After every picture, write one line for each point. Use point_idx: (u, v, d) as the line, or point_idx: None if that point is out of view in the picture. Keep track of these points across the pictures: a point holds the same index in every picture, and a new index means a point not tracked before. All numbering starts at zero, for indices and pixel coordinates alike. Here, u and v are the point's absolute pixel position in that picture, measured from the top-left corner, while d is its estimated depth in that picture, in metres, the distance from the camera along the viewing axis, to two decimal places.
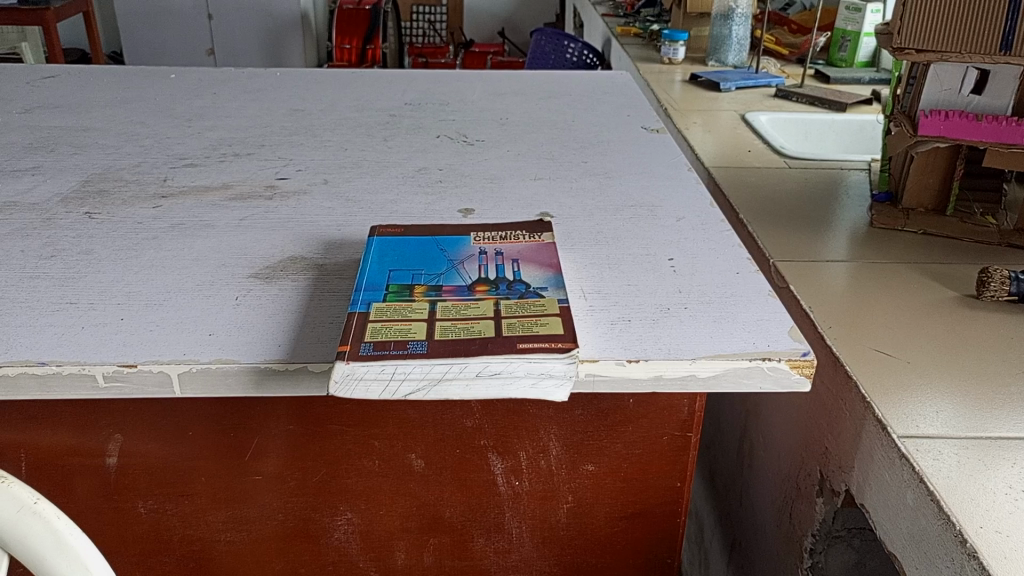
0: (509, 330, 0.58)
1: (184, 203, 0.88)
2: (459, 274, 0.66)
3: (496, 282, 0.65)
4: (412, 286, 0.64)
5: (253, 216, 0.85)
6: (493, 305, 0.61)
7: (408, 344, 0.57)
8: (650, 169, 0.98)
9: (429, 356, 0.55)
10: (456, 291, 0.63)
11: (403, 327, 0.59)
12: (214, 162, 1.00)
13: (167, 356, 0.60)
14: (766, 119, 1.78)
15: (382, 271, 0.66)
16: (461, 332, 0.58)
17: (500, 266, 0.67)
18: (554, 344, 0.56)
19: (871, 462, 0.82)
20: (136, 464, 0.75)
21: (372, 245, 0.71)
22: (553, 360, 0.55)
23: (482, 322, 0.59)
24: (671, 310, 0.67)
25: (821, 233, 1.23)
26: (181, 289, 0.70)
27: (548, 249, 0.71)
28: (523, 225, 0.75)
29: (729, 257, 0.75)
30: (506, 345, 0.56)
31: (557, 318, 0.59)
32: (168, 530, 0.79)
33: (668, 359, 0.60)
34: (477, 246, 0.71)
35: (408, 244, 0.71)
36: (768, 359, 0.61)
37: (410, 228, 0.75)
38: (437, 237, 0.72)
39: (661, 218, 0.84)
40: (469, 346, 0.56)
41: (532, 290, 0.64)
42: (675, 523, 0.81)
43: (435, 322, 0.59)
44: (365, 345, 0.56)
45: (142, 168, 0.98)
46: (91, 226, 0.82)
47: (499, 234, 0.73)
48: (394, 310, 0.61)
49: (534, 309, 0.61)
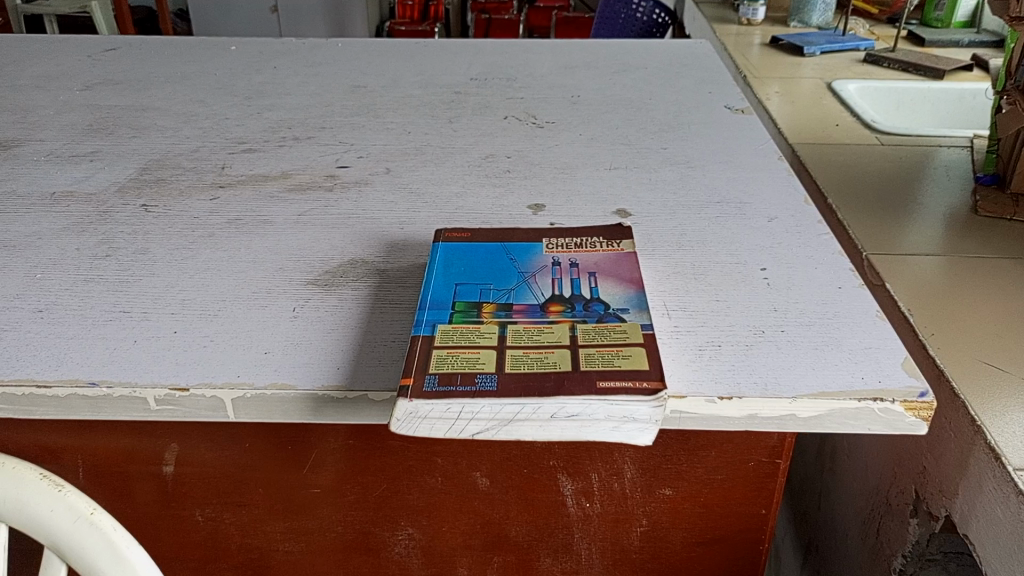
0: (588, 363, 0.52)
1: (241, 195, 0.84)
2: (530, 290, 0.60)
3: (572, 302, 0.59)
4: (479, 306, 0.59)
5: (311, 210, 0.81)
6: (569, 330, 0.56)
7: (476, 379, 0.51)
8: (736, 157, 0.90)
9: (500, 393, 0.50)
10: (528, 313, 0.58)
11: (471, 357, 0.53)
12: (273, 147, 0.96)
13: (219, 379, 0.56)
14: (855, 88, 1.65)
15: (447, 286, 0.61)
16: (534, 365, 0.52)
17: (576, 281, 0.61)
18: (639, 383, 0.50)
19: (980, 493, 0.74)
20: (193, 472, 0.72)
21: (436, 252, 0.66)
22: (638, 403, 0.49)
23: (557, 352, 0.54)
24: (766, 335, 0.60)
25: (920, 222, 1.13)
26: (237, 296, 0.66)
27: (628, 259, 0.64)
28: (600, 229, 0.69)
29: (830, 268, 0.68)
30: (583, 383, 0.50)
31: (641, 350, 0.53)
32: (226, 537, 0.77)
33: (765, 398, 0.54)
34: (550, 255, 0.65)
35: (475, 254, 0.66)
36: (881, 399, 0.53)
37: (477, 233, 0.69)
38: (507, 244, 0.67)
39: (750, 217, 0.77)
40: (542, 383, 0.51)
41: (611, 312, 0.58)
42: (757, 550, 0.75)
43: (505, 353, 0.54)
44: (428, 378, 0.51)
45: (199, 153, 0.95)
46: (147, 221, 0.79)
47: (573, 241, 0.67)
48: (460, 335, 0.55)
49: (614, 337, 0.55)
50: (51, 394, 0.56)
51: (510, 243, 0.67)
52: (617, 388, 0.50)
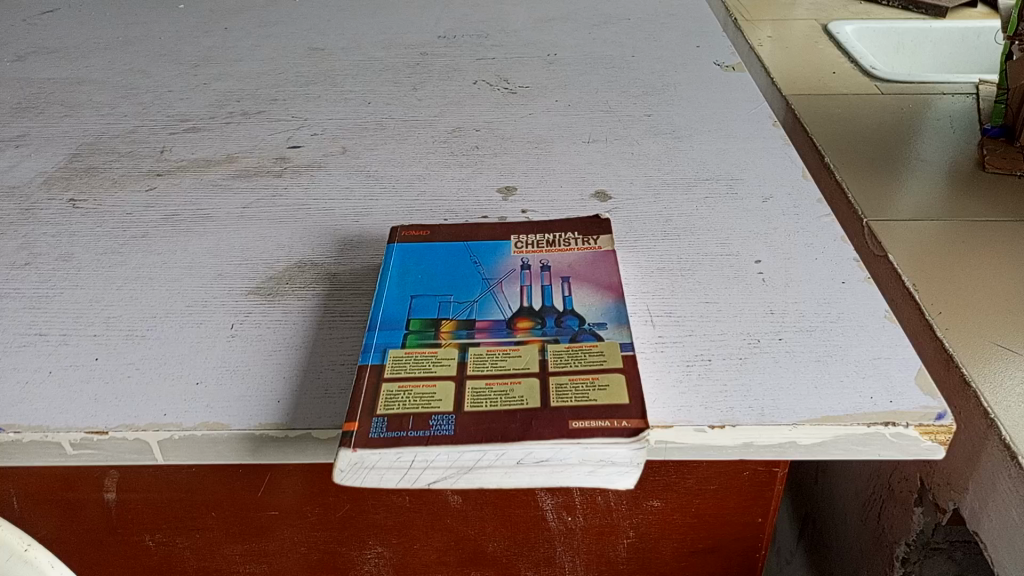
0: (559, 397, 0.46)
1: (180, 184, 0.76)
2: (495, 303, 0.53)
3: (542, 317, 0.52)
4: (436, 326, 0.52)
5: (258, 201, 0.73)
6: (538, 352, 0.49)
7: (431, 421, 0.45)
8: (726, 125, 0.82)
9: (458, 439, 0.44)
10: (492, 333, 0.51)
11: (425, 392, 0.47)
12: (219, 125, 0.87)
13: (143, 420, 0.50)
14: (852, 30, 1.55)
15: (401, 300, 0.54)
16: (497, 400, 0.46)
17: (547, 289, 0.54)
18: (617, 423, 0.44)
19: (992, 490, 0.69)
20: (139, 498, 0.66)
21: (391, 257, 0.59)
22: (616, 446, 0.43)
23: (525, 382, 0.47)
24: (762, 345, 0.53)
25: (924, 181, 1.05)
26: (170, 312, 0.59)
27: (606, 260, 0.57)
28: (575, 223, 0.62)
29: (831, 259, 0.61)
30: (553, 425, 0.44)
31: (619, 378, 0.47)
32: (182, 560, 0.71)
33: (761, 426, 0.47)
34: (518, 258, 0.58)
35: (434, 257, 0.58)
36: (893, 424, 0.47)
37: (438, 231, 0.62)
38: (470, 245, 0.60)
39: (743, 197, 0.69)
40: (506, 425, 0.44)
41: (587, 328, 0.51)
42: (753, 558, 0.70)
43: (465, 385, 0.47)
44: (375, 422, 0.45)
45: (137, 134, 0.86)
46: (74, 219, 0.71)
47: (545, 239, 0.60)
48: (414, 363, 0.49)
49: (589, 361, 0.48)
50: None
51: (474, 243, 0.60)
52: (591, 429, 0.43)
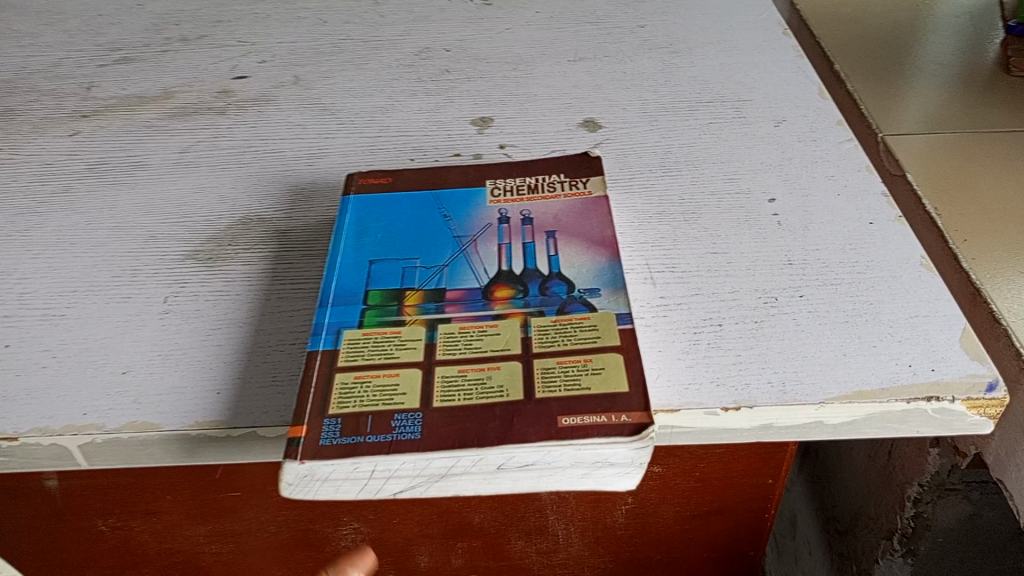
0: (545, 387, 0.38)
1: (108, 127, 0.66)
2: (468, 268, 0.46)
3: (524, 284, 0.44)
4: (399, 299, 0.44)
5: (197, 144, 0.64)
6: (520, 329, 0.42)
7: (393, 422, 0.38)
8: (729, 35, 0.72)
9: (425, 444, 0.37)
10: (465, 306, 0.43)
11: (387, 384, 0.39)
12: (154, 53, 0.77)
13: (58, 423, 0.42)
14: None
15: (358, 267, 0.46)
16: (471, 392, 0.39)
17: (529, 249, 0.46)
18: (614, 417, 0.37)
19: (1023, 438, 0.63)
20: (83, 485, 0.59)
21: (345, 213, 0.50)
22: (613, 446, 0.36)
23: (505, 368, 0.40)
24: (780, 305, 0.45)
25: (943, 83, 0.94)
26: (94, 284, 0.51)
27: (597, 208, 0.49)
28: (560, 164, 0.53)
29: (855, 195, 0.53)
30: (538, 422, 0.37)
31: (616, 359, 0.39)
32: (141, 544, 0.65)
33: (783, 406, 0.40)
34: (494, 210, 0.50)
35: (395, 212, 0.50)
36: (937, 399, 0.40)
37: (400, 179, 0.53)
38: (437, 195, 0.52)
39: (752, 121, 0.60)
40: (483, 424, 0.37)
41: (576, 294, 0.43)
42: (762, 518, 0.65)
43: (434, 374, 0.40)
44: (327, 423, 0.38)
45: (61, 68, 0.76)
46: None
47: (527, 184, 0.52)
48: (374, 348, 0.41)
49: (581, 339, 0.41)
50: None
51: (442, 192, 0.52)
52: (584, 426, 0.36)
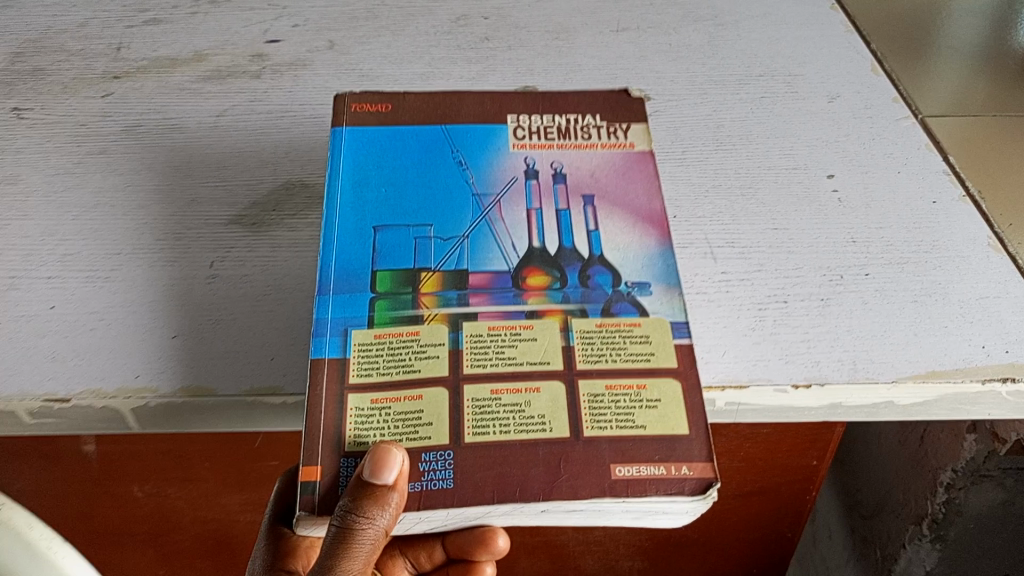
0: (593, 425, 0.37)
1: (142, 88, 0.65)
2: (493, 240, 0.45)
3: (560, 270, 0.43)
4: (412, 286, 0.42)
5: (234, 107, 0.62)
6: (561, 334, 0.40)
7: (421, 466, 0.36)
8: (776, 8, 0.70)
9: (467, 489, 0.35)
10: (491, 298, 0.42)
11: (410, 409, 0.38)
12: (183, 15, 0.75)
13: (110, 385, 0.42)
14: None
15: (360, 235, 0.44)
16: (509, 425, 0.37)
17: (565, 229, 0.45)
18: (670, 470, 0.36)
19: None
20: (119, 451, 0.59)
21: (334, 166, 0.47)
22: (670, 498, 0.35)
23: (545, 391, 0.38)
24: (847, 282, 0.44)
25: (984, 67, 0.91)
26: (136, 247, 0.50)
27: (637, 169, 0.48)
28: (595, 101, 0.51)
29: (917, 172, 0.52)
30: (590, 471, 0.36)
31: (669, 391, 0.38)
32: (174, 511, 0.66)
33: (854, 385, 0.39)
34: (518, 158, 0.49)
35: (390, 163, 0.48)
36: (1015, 381, 0.39)
37: (400, 111, 0.50)
38: (430, 140, 0.49)
39: (805, 95, 0.59)
40: (526, 471, 0.36)
41: (624, 289, 0.42)
42: (803, 499, 0.64)
43: (463, 398, 0.38)
44: (343, 465, 0.36)
45: (88, 28, 0.74)
46: (18, 133, 0.60)
47: (557, 125, 0.50)
48: (389, 358, 0.39)
49: (632, 357, 0.39)
50: None
51: (434, 136, 0.50)
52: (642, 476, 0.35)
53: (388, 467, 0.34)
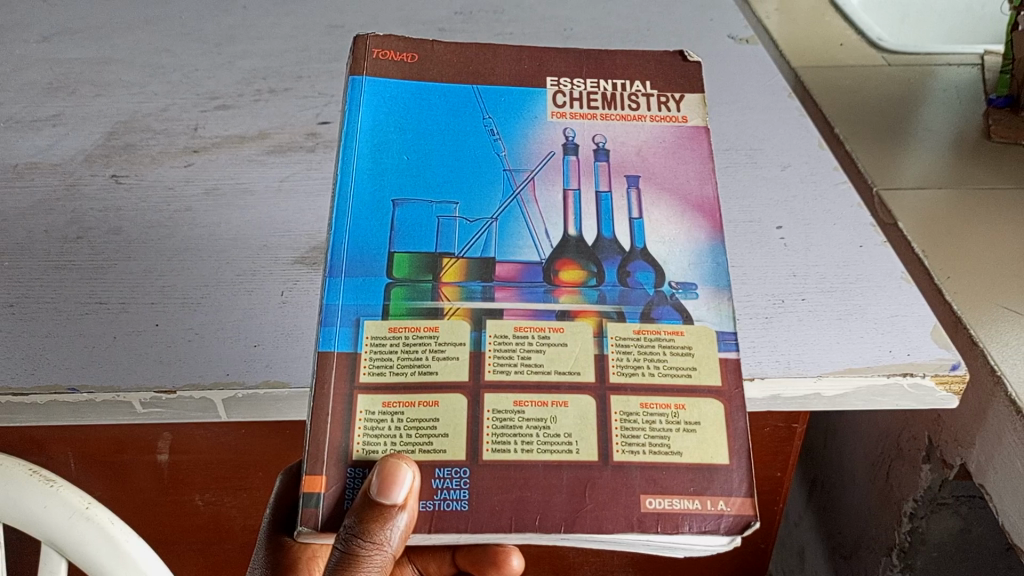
0: (625, 450, 0.43)
1: (217, 160, 0.79)
2: (523, 222, 0.52)
3: (596, 265, 0.49)
4: (431, 275, 0.48)
5: (294, 175, 0.75)
6: (594, 340, 0.46)
7: (433, 485, 0.42)
8: (743, 96, 0.84)
9: (493, 509, 0.41)
10: (518, 292, 0.48)
11: (427, 416, 0.43)
12: (248, 102, 0.90)
13: (208, 379, 0.54)
14: (857, 1, 1.35)
15: (380, 207, 0.50)
16: (533, 443, 0.43)
17: (607, 221, 0.52)
18: (704, 505, 0.41)
19: (999, 444, 0.72)
20: (187, 459, 0.70)
21: (350, 131, 0.52)
22: (697, 536, 0.41)
23: (573, 405, 0.44)
24: (786, 304, 0.56)
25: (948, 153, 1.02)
26: (221, 280, 0.62)
27: (684, 149, 0.55)
28: (644, 69, 0.58)
29: (849, 224, 0.64)
30: (621, 500, 0.42)
31: (711, 421, 0.43)
32: (228, 520, 0.76)
33: (788, 378, 0.51)
34: (557, 129, 0.56)
35: (408, 129, 0.54)
36: (912, 375, 0.51)
37: (423, 65, 0.56)
38: (450, 104, 0.55)
39: (762, 165, 0.72)
40: (551, 497, 0.42)
41: (668, 292, 0.48)
42: (772, 511, 0.74)
43: (482, 409, 0.43)
44: (349, 475, 0.42)
45: (170, 112, 0.88)
46: (119, 194, 0.74)
47: (602, 90, 0.56)
48: (404, 357, 0.45)
49: (674, 373, 0.45)
50: (30, 402, 0.54)
51: (454, 99, 0.56)
52: (676, 514, 0.41)
53: (395, 485, 0.39)
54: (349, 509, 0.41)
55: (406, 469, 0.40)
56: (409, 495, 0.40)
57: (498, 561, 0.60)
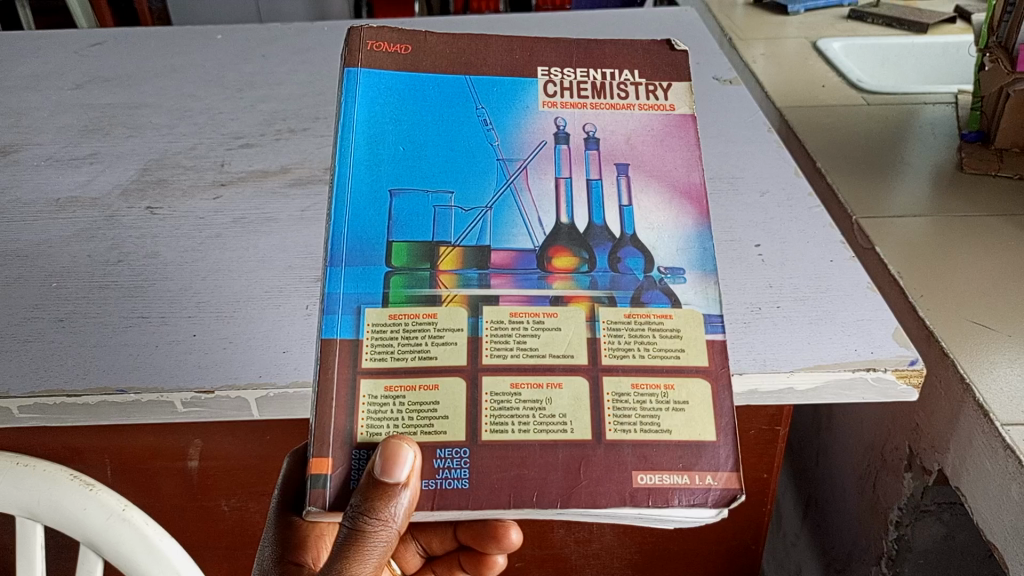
0: (618, 428, 0.44)
1: (244, 192, 0.85)
2: (517, 212, 0.49)
3: (588, 251, 0.48)
4: (429, 262, 0.47)
5: (314, 205, 0.82)
6: (587, 324, 0.46)
7: (436, 464, 0.43)
8: (726, 131, 0.91)
9: (491, 488, 0.42)
10: (513, 280, 0.47)
11: (428, 400, 0.44)
12: (270, 141, 0.97)
13: (242, 380, 0.60)
14: (838, 47, 1.43)
15: (376, 198, 0.48)
16: (530, 422, 0.44)
17: (598, 209, 0.50)
18: (692, 479, 0.43)
19: (970, 447, 0.76)
20: (217, 465, 0.76)
21: (346, 121, 0.49)
22: (688, 509, 0.43)
23: (568, 387, 0.45)
24: (763, 312, 0.62)
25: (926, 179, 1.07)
26: (251, 296, 0.69)
27: (672, 136, 0.52)
28: (633, 55, 0.54)
29: (821, 242, 0.70)
30: (614, 475, 0.43)
31: (699, 400, 0.44)
32: (252, 525, 0.81)
33: (764, 373, 0.57)
34: (548, 118, 0.52)
35: (404, 119, 0.50)
36: (874, 369, 0.57)
37: (416, 56, 0.52)
38: (445, 95, 0.51)
39: (742, 192, 0.79)
40: (547, 475, 0.43)
41: (657, 277, 0.48)
42: (761, 512, 0.81)
43: (480, 391, 0.44)
44: (355, 457, 0.43)
45: (198, 150, 0.96)
46: (154, 223, 0.81)
47: (591, 80, 0.53)
48: (404, 342, 0.45)
49: (664, 352, 0.45)
50: (81, 402, 0.60)
51: (449, 90, 0.51)
52: (666, 488, 0.43)
53: (399, 465, 0.40)
54: (355, 487, 0.42)
55: (409, 448, 0.41)
56: (412, 474, 0.41)
57: (496, 535, 0.61)
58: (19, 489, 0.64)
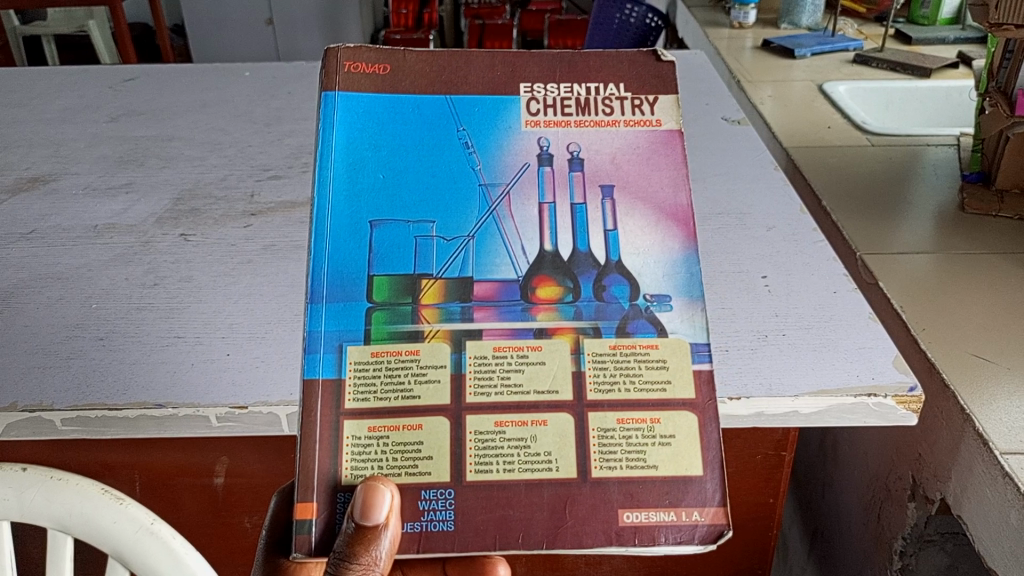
0: (603, 467, 0.46)
1: (273, 221, 0.90)
2: (500, 240, 0.49)
3: (573, 280, 0.49)
4: (411, 297, 0.48)
5: None
6: (573, 358, 0.47)
7: (421, 506, 0.45)
8: (735, 169, 0.95)
9: (475, 529, 0.44)
10: (497, 312, 0.48)
11: (410, 440, 0.46)
12: (296, 174, 1.02)
13: (274, 397, 0.63)
14: (844, 89, 1.48)
15: (357, 229, 0.48)
16: (516, 461, 0.46)
17: (582, 235, 0.50)
18: (679, 516, 0.45)
19: (971, 475, 0.78)
20: (242, 482, 0.79)
21: (323, 149, 0.50)
22: (676, 545, 0.45)
23: (553, 424, 0.46)
24: (769, 339, 0.65)
25: (929, 217, 1.10)
26: (280, 319, 0.72)
27: (660, 154, 0.52)
28: (619, 66, 0.54)
29: (824, 275, 0.73)
30: (599, 515, 0.45)
31: (683, 438, 0.46)
32: None
33: (770, 397, 0.60)
34: (531, 138, 0.52)
35: (383, 144, 0.50)
36: (876, 394, 0.60)
37: (395, 76, 0.52)
38: (424, 117, 0.51)
39: (750, 226, 0.82)
40: (533, 514, 0.45)
41: (642, 305, 0.49)
42: (767, 536, 0.83)
43: (464, 430, 0.46)
44: (339, 499, 0.45)
45: (227, 181, 1.00)
46: (187, 250, 0.85)
47: (575, 96, 0.53)
48: (387, 381, 0.46)
49: (650, 387, 0.47)
50: (120, 415, 0.63)
51: (427, 111, 0.51)
52: (652, 526, 0.45)
53: (376, 508, 0.42)
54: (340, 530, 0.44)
55: (383, 491, 0.43)
56: (391, 513, 0.43)
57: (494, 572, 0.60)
58: (51, 503, 0.63)
